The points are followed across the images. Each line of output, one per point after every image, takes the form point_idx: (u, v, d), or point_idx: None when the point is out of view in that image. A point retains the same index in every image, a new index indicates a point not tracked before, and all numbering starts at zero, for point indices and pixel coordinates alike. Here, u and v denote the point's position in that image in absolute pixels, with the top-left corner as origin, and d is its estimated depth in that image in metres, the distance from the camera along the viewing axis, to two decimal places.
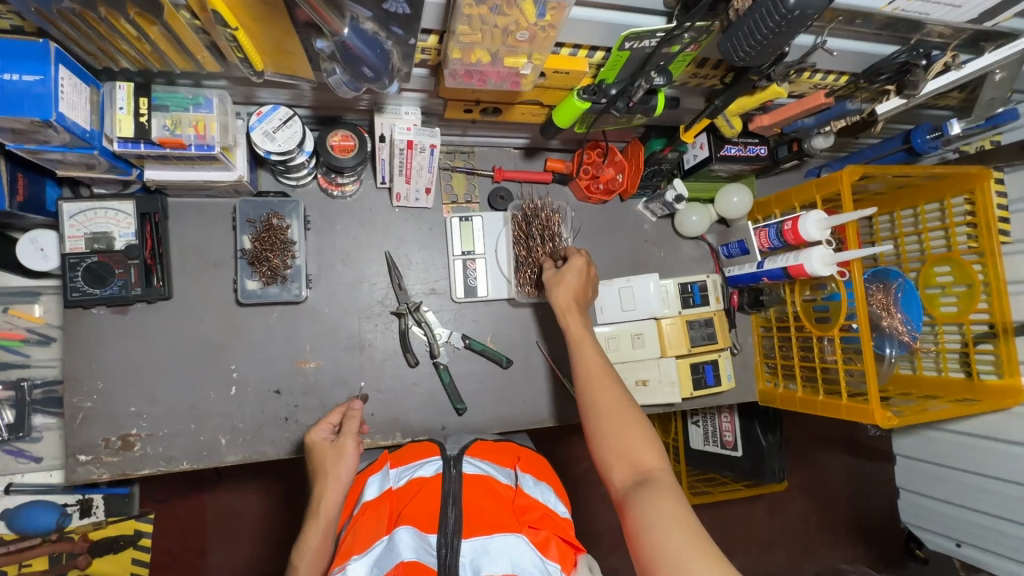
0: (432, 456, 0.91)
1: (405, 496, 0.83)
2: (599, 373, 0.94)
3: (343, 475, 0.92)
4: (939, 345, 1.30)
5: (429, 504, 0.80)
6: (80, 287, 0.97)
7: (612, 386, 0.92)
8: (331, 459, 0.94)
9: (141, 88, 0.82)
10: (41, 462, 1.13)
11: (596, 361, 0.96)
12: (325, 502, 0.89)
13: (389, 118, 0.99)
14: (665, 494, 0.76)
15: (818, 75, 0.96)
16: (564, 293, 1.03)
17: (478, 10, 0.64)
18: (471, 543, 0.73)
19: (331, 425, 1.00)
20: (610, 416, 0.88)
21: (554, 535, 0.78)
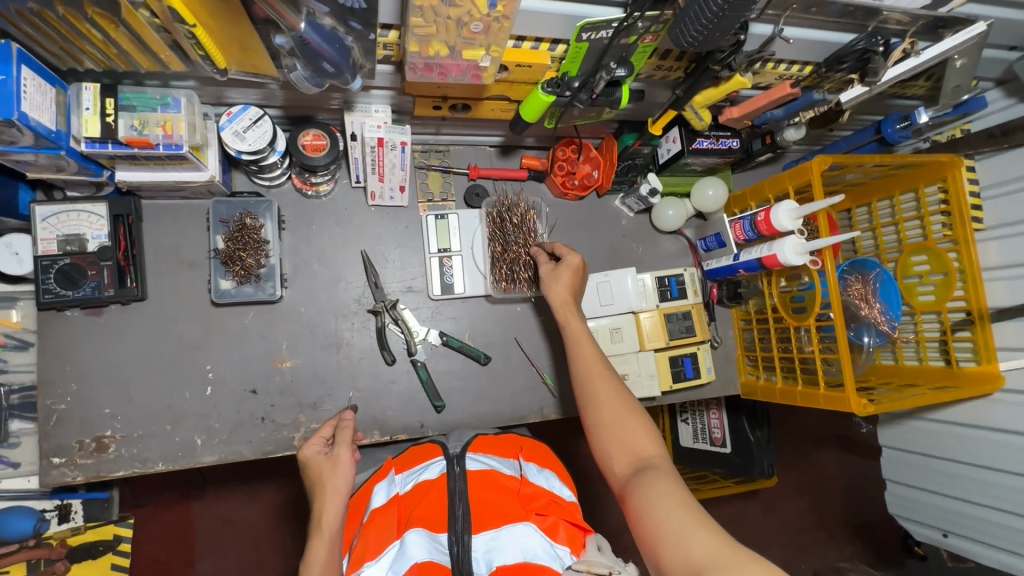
0: (434, 457, 0.93)
1: (412, 500, 0.86)
2: (596, 367, 0.95)
3: (343, 485, 0.89)
4: (919, 334, 1.30)
5: (436, 503, 0.83)
6: (53, 289, 0.97)
7: (608, 380, 0.93)
8: (326, 470, 0.91)
9: (107, 89, 0.83)
10: (18, 467, 1.13)
11: (593, 355, 0.97)
12: (326, 512, 0.86)
13: (359, 116, 1.01)
14: (665, 478, 0.78)
15: (782, 66, 0.98)
16: (562, 290, 1.05)
17: (429, 2, 0.65)
18: (481, 538, 0.78)
19: (322, 436, 0.96)
20: (608, 408, 0.90)
21: (562, 519, 0.83)
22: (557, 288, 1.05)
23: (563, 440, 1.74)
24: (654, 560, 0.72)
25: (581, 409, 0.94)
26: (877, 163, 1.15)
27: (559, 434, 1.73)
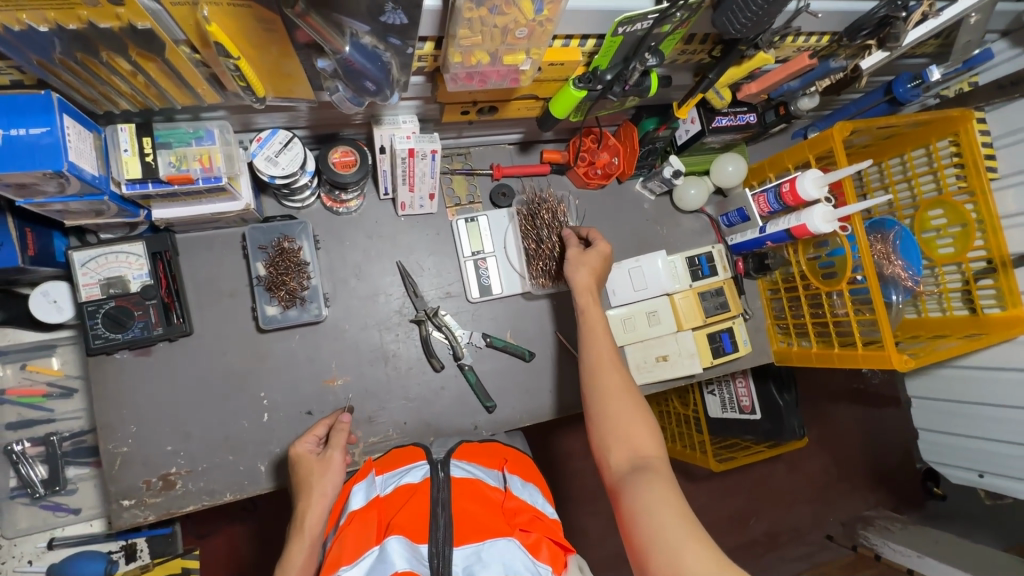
0: (417, 462, 0.88)
1: (392, 506, 0.79)
2: (610, 360, 0.95)
3: (330, 491, 0.90)
4: (941, 286, 1.34)
5: (417, 513, 0.76)
6: (102, 333, 0.97)
7: (620, 373, 0.93)
8: (315, 472, 0.92)
9: (143, 128, 0.82)
10: (79, 513, 1.16)
11: (606, 347, 0.97)
12: (309, 517, 0.86)
13: (388, 128, 0.99)
14: (661, 481, 0.78)
15: (802, 38, 0.99)
16: (586, 275, 1.04)
17: (478, 12, 0.66)
18: (463, 552, 0.70)
19: (315, 436, 0.98)
20: (613, 402, 0.90)
21: (545, 536, 0.75)
22: (575, 272, 1.04)
23: None
24: (641, 561, 0.73)
25: (585, 398, 0.94)
26: (887, 124, 1.18)
27: None
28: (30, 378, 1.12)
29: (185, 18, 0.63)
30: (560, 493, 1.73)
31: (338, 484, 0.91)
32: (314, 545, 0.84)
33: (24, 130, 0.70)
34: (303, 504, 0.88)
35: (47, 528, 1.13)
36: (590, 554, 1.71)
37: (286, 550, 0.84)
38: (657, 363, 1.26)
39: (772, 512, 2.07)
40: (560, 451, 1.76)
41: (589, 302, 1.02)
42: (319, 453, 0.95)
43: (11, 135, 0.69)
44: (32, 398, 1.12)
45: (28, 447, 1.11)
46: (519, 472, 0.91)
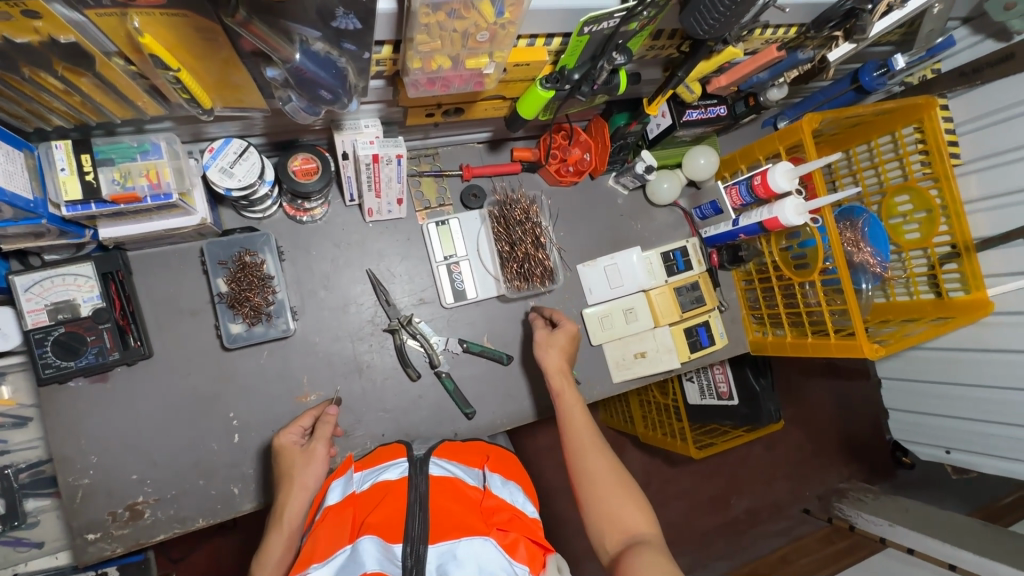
0: (397, 458, 0.86)
1: (369, 503, 0.77)
2: (591, 441, 0.95)
3: (310, 484, 0.87)
4: (909, 271, 1.36)
5: (393, 510, 0.74)
6: (53, 362, 0.92)
7: (603, 455, 0.93)
8: (298, 464, 0.89)
9: (80, 145, 0.77)
10: (43, 546, 1.10)
11: (587, 429, 0.97)
12: (289, 509, 0.85)
13: (349, 134, 0.95)
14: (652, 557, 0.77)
15: (769, 31, 0.97)
16: (556, 356, 1.06)
17: (435, 18, 0.62)
18: (437, 550, 0.68)
19: (301, 428, 0.95)
20: (600, 481, 0.90)
21: (524, 537, 0.73)
22: (549, 355, 1.06)
23: None
24: None
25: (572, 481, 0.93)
26: (854, 113, 1.17)
27: None
28: None
29: (115, 30, 0.58)
30: (542, 488, 1.73)
31: (318, 477, 0.89)
32: (293, 536, 0.84)
33: None
34: (282, 498, 0.86)
35: (9, 564, 1.08)
36: (574, 545, 1.72)
37: (265, 542, 0.83)
38: (635, 360, 1.26)
39: (751, 492, 2.12)
40: (540, 445, 1.75)
41: (563, 386, 1.04)
42: (304, 445, 0.92)
43: None
44: None
45: None
46: (501, 469, 0.89)
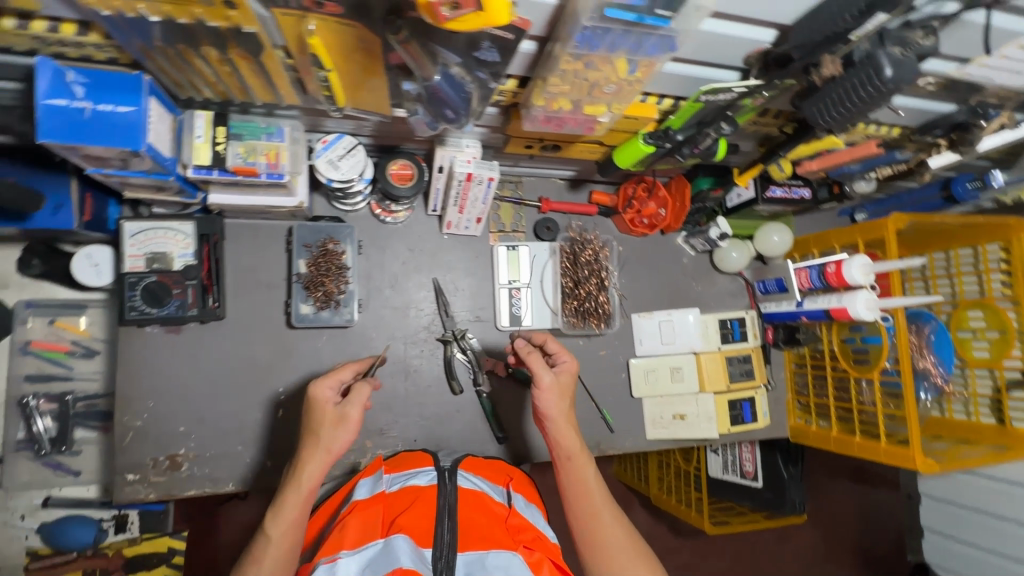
0: (428, 466, 0.87)
1: (397, 503, 0.77)
2: (602, 503, 0.86)
3: (337, 450, 0.79)
4: (970, 391, 1.31)
5: (422, 515, 0.73)
6: (138, 306, 0.97)
7: (618, 522, 0.85)
8: (326, 422, 0.79)
9: (219, 117, 0.84)
10: (79, 476, 1.16)
11: (599, 492, 0.87)
12: (310, 476, 0.78)
13: (450, 150, 0.98)
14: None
15: (873, 127, 0.99)
16: (559, 403, 0.89)
17: (573, 66, 0.67)
18: (466, 557, 0.67)
19: (336, 381, 0.84)
20: (618, 554, 0.82)
21: (548, 558, 0.72)
22: (547, 402, 0.88)
23: None
24: None
25: (581, 547, 0.85)
26: (938, 221, 1.16)
27: None
28: (56, 334, 1.15)
29: (290, 28, 0.64)
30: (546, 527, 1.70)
31: (346, 442, 0.80)
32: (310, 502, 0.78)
33: (112, 106, 0.70)
34: (303, 460, 0.78)
35: (46, 485, 1.14)
36: None
37: (281, 499, 0.77)
38: (672, 421, 1.25)
39: None
40: None
41: (569, 440, 0.89)
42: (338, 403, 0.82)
43: (100, 109, 0.70)
44: (55, 353, 1.15)
45: (41, 402, 1.13)
46: (526, 495, 0.89)
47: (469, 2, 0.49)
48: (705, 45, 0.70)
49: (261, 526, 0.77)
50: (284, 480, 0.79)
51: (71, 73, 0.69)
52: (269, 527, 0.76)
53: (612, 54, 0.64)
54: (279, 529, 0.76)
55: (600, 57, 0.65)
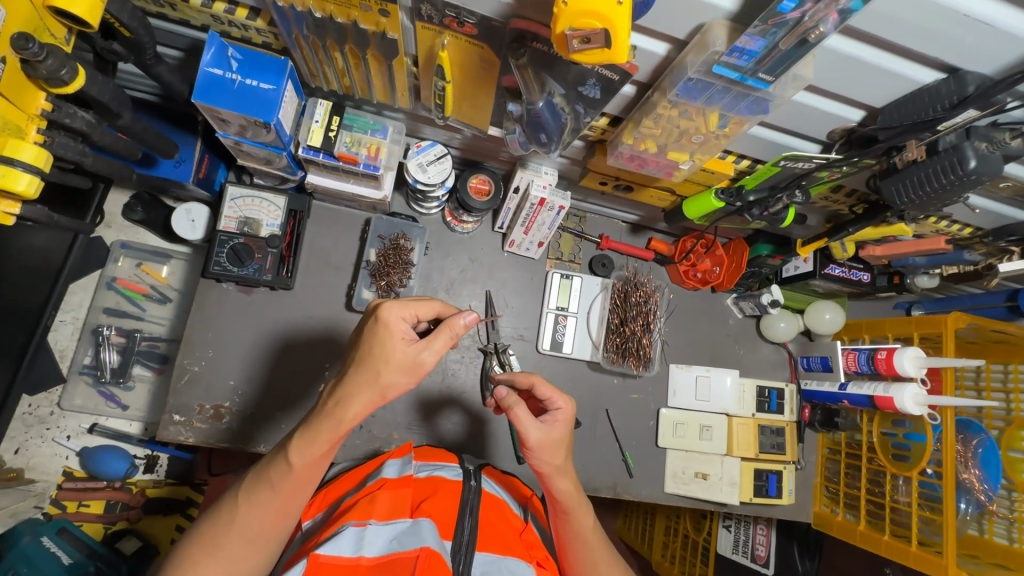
0: (453, 463, 0.89)
1: (424, 490, 0.79)
2: (601, 550, 0.80)
3: (390, 397, 0.68)
4: (1015, 514, 1.22)
5: (446, 507, 0.75)
6: (222, 263, 1.05)
7: (614, 566, 0.81)
8: (389, 359, 0.66)
9: (337, 108, 0.94)
10: (126, 410, 1.23)
11: (596, 541, 0.80)
12: (349, 412, 0.67)
13: (530, 173, 1.04)
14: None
15: (943, 222, 1.01)
16: (551, 458, 0.75)
17: (669, 111, 0.73)
18: (483, 558, 0.70)
19: (415, 315, 0.70)
20: None
21: None
22: (540, 458, 0.75)
23: None
24: None
25: None
26: (1000, 328, 1.13)
27: None
28: (139, 276, 1.26)
29: (425, 41, 0.73)
30: None
31: (403, 389, 0.68)
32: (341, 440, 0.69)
33: (256, 83, 0.81)
34: (351, 388, 0.67)
35: (95, 413, 1.22)
36: None
37: (314, 424, 0.68)
38: (693, 479, 1.23)
39: None
40: None
41: (567, 493, 0.77)
42: (409, 343, 0.67)
43: (247, 83, 0.81)
44: (134, 294, 1.25)
45: (112, 334, 1.23)
46: (538, 516, 0.91)
47: (599, 39, 0.55)
48: (794, 115, 0.75)
49: (286, 446, 0.69)
50: (325, 398, 0.69)
51: (231, 49, 0.81)
52: (292, 455, 0.67)
53: (707, 107, 0.70)
54: (301, 459, 0.68)
55: (696, 107, 0.71)
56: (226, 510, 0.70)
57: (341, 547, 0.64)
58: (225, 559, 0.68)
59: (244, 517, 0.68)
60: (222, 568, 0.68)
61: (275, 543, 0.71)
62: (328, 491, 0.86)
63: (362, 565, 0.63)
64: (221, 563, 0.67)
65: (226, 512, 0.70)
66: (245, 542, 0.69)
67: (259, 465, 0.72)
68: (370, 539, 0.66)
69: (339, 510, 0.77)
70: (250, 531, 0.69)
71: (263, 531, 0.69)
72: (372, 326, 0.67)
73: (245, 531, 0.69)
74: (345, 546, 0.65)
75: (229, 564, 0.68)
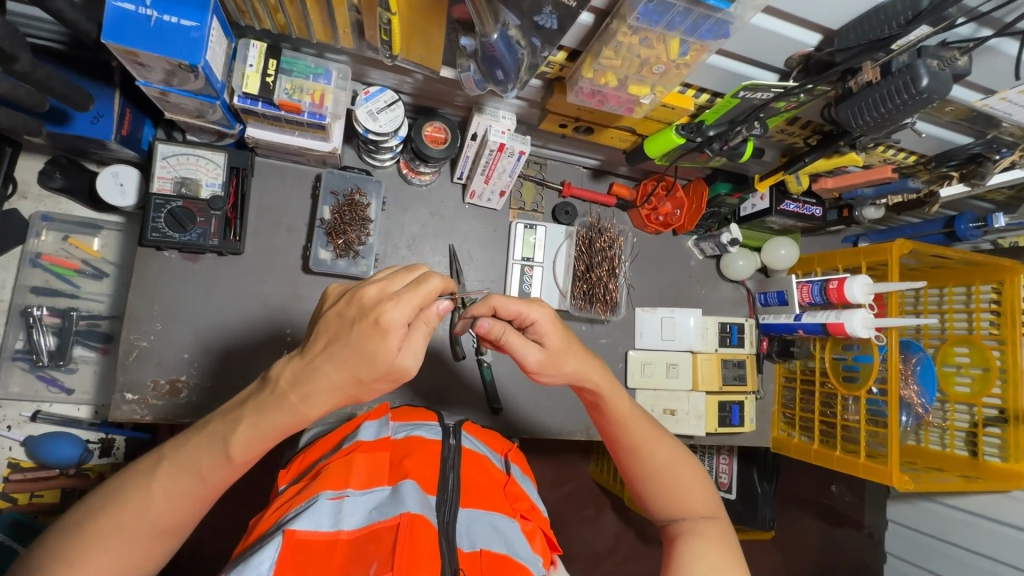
0: (432, 421, 0.87)
1: (401, 451, 0.77)
2: (637, 417, 0.81)
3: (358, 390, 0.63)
4: (947, 422, 1.35)
5: (426, 465, 0.74)
6: (161, 229, 0.98)
7: (656, 431, 0.82)
8: (372, 363, 0.58)
9: (272, 50, 0.86)
10: (71, 394, 1.16)
11: (635, 408, 0.82)
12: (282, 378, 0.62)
13: (486, 118, 0.99)
14: (718, 545, 0.75)
15: (891, 151, 1.03)
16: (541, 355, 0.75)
17: (629, 39, 0.70)
18: (468, 514, 0.69)
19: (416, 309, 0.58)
20: (660, 458, 0.81)
21: (540, 528, 0.76)
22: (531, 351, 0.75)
23: (574, 457, 1.74)
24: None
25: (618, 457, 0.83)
26: (939, 254, 1.19)
27: (569, 451, 1.74)
28: (67, 250, 1.16)
29: None
30: None
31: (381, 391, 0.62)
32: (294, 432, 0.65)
33: (177, 19, 0.73)
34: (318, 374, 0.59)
35: (36, 399, 1.14)
36: None
37: (267, 412, 0.62)
38: (664, 415, 1.27)
39: None
40: None
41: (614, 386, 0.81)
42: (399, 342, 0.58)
43: (164, 20, 0.73)
44: (64, 270, 1.16)
45: (45, 314, 1.13)
46: (519, 465, 0.91)
47: None
48: (753, 41, 0.74)
49: (222, 433, 0.63)
50: (282, 374, 0.62)
51: None
52: (234, 446, 0.63)
53: (667, 33, 0.69)
54: (243, 451, 0.63)
55: (656, 34, 0.69)
56: (131, 499, 0.63)
57: (318, 522, 0.62)
58: (127, 544, 0.62)
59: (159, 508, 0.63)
60: (117, 559, 0.62)
61: (185, 528, 0.67)
62: (306, 454, 0.84)
63: (341, 538, 0.62)
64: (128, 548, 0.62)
65: (132, 500, 0.63)
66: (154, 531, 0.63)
67: (179, 446, 0.65)
68: (348, 511, 0.65)
69: (313, 473, 0.74)
70: (162, 523, 0.64)
71: (177, 517, 0.64)
72: (366, 324, 0.56)
73: (157, 520, 0.63)
74: (324, 521, 0.63)
75: (131, 548, 0.62)
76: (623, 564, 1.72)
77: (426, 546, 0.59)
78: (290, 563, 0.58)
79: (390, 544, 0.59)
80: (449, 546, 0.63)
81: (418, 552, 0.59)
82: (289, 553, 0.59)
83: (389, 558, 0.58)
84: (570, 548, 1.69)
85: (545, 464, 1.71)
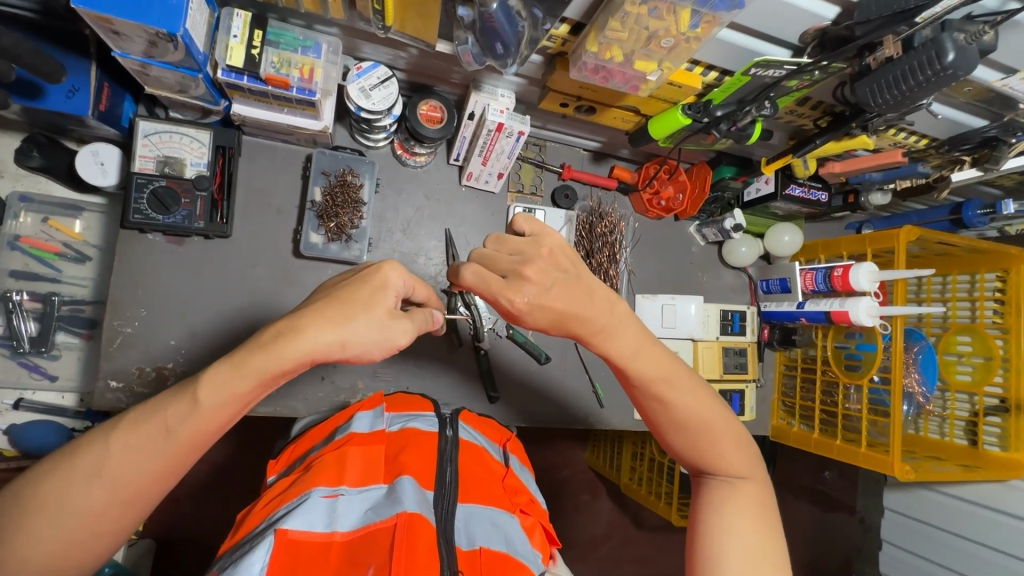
0: (428, 411, 0.84)
1: (396, 444, 0.75)
2: (664, 371, 0.73)
3: (351, 348, 0.61)
4: (948, 411, 1.34)
5: (422, 459, 0.72)
6: (144, 210, 0.93)
7: (685, 384, 0.75)
8: (371, 309, 0.62)
9: (257, 20, 0.81)
10: (55, 381, 1.13)
11: (663, 363, 0.74)
12: (272, 363, 0.60)
13: (485, 96, 0.94)
14: (744, 503, 0.74)
15: (902, 134, 1.00)
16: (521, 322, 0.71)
17: (638, 9, 0.66)
18: (466, 510, 0.67)
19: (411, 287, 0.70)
20: (689, 412, 0.75)
21: (539, 522, 0.74)
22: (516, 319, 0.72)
23: (571, 445, 1.73)
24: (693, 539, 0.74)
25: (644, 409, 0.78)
26: (945, 241, 1.16)
27: (566, 438, 1.72)
28: (47, 233, 1.12)
29: None
30: None
31: (369, 350, 0.62)
32: (268, 384, 0.63)
33: None
34: (308, 319, 0.61)
35: (19, 386, 1.11)
36: None
37: (244, 353, 0.61)
38: None
39: None
40: None
41: (626, 344, 0.72)
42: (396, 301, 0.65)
43: None
44: (44, 253, 1.11)
45: (24, 299, 1.09)
46: (517, 455, 0.89)
47: None
48: (768, 14, 0.70)
49: (194, 381, 0.61)
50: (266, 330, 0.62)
51: None
52: (202, 389, 0.60)
53: None
54: (213, 398, 0.60)
55: (666, 3, 0.65)
56: (84, 459, 0.58)
57: (311, 522, 0.60)
58: (87, 502, 0.58)
59: (121, 465, 0.59)
60: (77, 520, 0.58)
61: (152, 500, 0.63)
62: (297, 445, 0.81)
63: (336, 540, 0.59)
64: (88, 507, 0.58)
65: (89, 459, 0.59)
66: (114, 493, 0.59)
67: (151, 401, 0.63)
68: (343, 511, 0.62)
69: (304, 466, 0.72)
70: (122, 487, 0.59)
71: (142, 481, 0.60)
72: (370, 273, 0.65)
73: (121, 480, 0.59)
74: (317, 521, 0.60)
75: (89, 510, 0.58)
76: (619, 550, 1.72)
77: (425, 547, 0.57)
78: (282, 565, 0.55)
79: (388, 547, 0.57)
80: (448, 545, 0.61)
81: (416, 553, 0.57)
82: (281, 556, 0.56)
83: (386, 560, 0.56)
84: (567, 535, 1.69)
85: (542, 452, 1.69)
